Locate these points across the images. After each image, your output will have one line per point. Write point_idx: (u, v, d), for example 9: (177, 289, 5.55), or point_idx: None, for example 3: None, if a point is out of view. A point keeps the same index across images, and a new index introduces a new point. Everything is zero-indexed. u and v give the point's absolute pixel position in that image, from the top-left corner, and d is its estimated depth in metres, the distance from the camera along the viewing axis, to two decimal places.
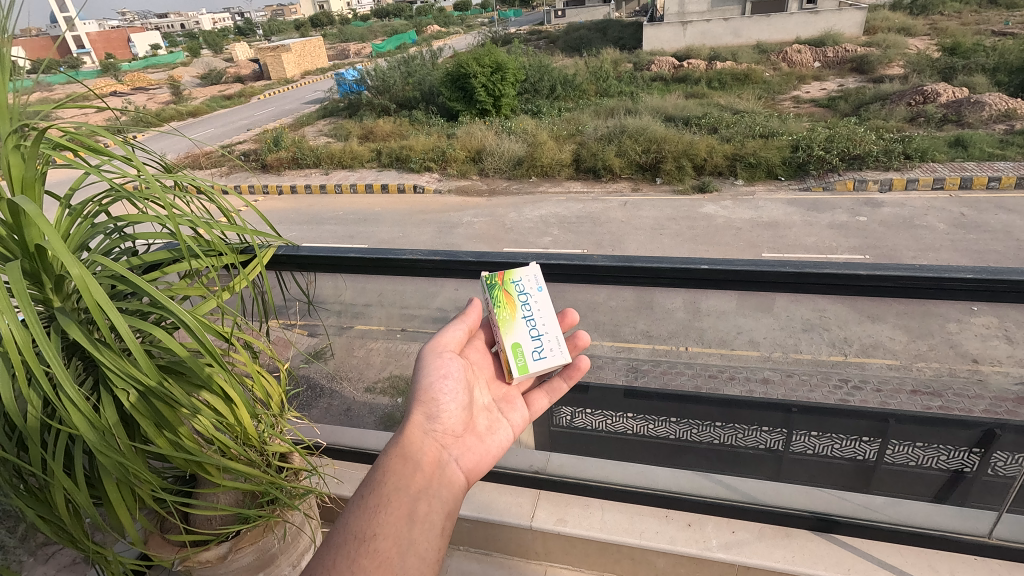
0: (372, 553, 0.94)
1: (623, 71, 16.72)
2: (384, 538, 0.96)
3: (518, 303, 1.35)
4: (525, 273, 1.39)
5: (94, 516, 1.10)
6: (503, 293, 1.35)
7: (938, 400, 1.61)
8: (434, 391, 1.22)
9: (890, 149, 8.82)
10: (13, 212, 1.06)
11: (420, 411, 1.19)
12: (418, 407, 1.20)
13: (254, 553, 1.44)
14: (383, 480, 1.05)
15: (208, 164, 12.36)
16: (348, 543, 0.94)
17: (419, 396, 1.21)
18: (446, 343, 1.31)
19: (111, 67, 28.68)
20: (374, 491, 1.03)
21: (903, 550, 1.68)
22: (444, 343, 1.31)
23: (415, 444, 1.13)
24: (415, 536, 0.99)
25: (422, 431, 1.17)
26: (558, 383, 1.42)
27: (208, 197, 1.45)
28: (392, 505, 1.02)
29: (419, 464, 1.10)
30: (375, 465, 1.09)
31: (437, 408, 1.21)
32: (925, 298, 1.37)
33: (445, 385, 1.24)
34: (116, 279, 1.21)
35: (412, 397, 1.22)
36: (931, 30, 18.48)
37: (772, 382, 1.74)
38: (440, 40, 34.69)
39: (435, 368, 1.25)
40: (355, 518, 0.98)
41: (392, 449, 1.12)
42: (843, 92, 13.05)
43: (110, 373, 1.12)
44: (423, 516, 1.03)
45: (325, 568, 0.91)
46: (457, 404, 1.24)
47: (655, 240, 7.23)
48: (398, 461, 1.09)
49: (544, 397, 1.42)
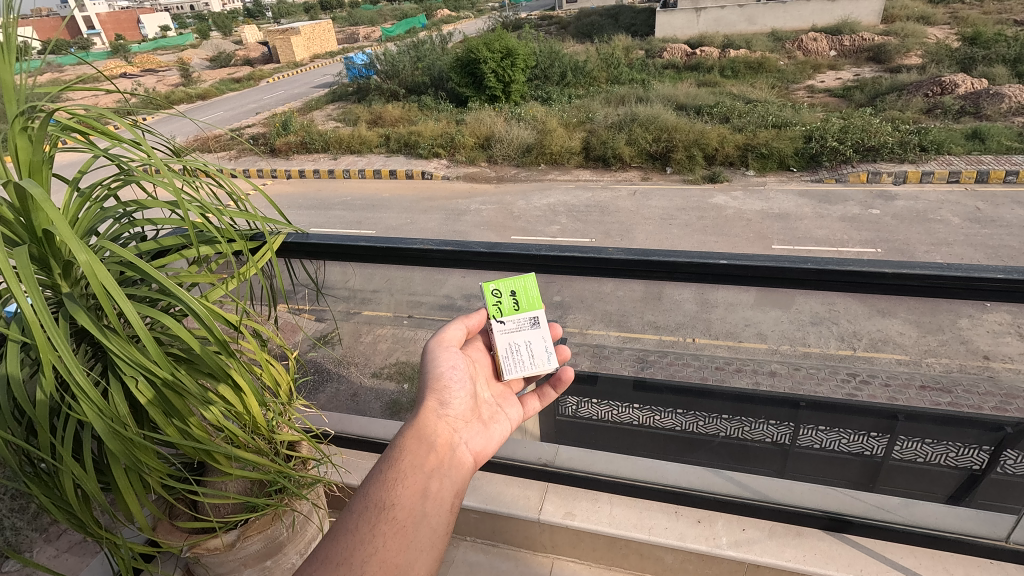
0: (391, 520, 0.92)
1: (635, 59, 16.49)
2: (401, 508, 0.94)
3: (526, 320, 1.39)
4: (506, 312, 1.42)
5: (102, 504, 1.09)
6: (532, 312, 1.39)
7: (948, 396, 1.65)
8: (434, 372, 1.20)
9: (906, 142, 8.66)
10: (21, 196, 1.06)
11: (430, 395, 1.16)
12: (431, 393, 1.16)
13: (262, 541, 1.45)
14: (399, 456, 1.02)
15: (217, 148, 12.37)
16: (369, 510, 0.93)
17: (430, 382, 1.17)
18: (442, 340, 1.25)
19: (122, 51, 28.56)
20: (391, 465, 1.01)
21: (919, 551, 1.65)
22: (446, 337, 1.25)
23: (428, 426, 1.10)
24: (428, 510, 0.96)
25: (435, 415, 1.12)
26: (547, 390, 1.38)
27: (218, 182, 1.42)
28: (407, 481, 0.99)
29: (433, 445, 1.07)
30: (389, 441, 1.06)
31: (446, 393, 1.18)
32: (953, 297, 1.34)
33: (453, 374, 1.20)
34: (124, 266, 1.20)
35: (423, 384, 1.19)
36: (951, 19, 18.05)
37: (779, 375, 1.80)
38: (449, 24, 34.29)
39: (433, 355, 1.22)
40: (373, 488, 0.96)
41: (407, 429, 1.08)
42: (859, 82, 12.81)
43: (118, 358, 1.11)
44: (437, 492, 1.00)
45: (348, 531, 0.90)
46: (464, 394, 1.20)
47: (664, 230, 7.17)
48: (413, 440, 1.06)
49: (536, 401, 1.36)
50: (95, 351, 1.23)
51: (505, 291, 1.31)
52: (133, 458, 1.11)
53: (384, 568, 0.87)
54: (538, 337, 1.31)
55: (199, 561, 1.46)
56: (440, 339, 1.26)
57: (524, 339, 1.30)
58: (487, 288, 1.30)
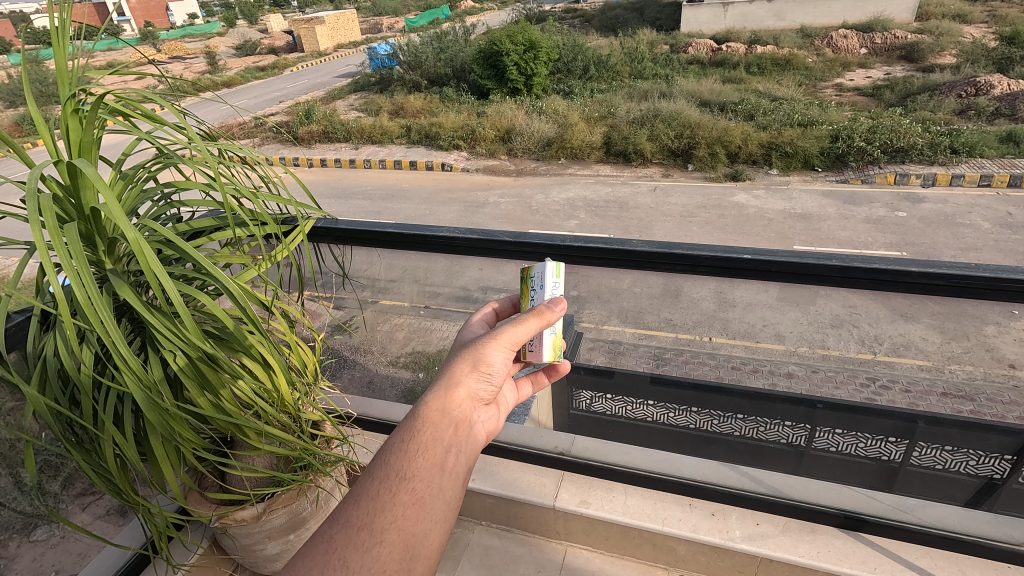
0: (410, 490, 0.91)
1: (659, 53, 16.27)
2: (420, 479, 0.92)
3: (530, 298, 1.30)
4: (540, 275, 1.26)
5: (141, 471, 1.16)
6: (524, 288, 1.32)
7: (970, 404, 1.69)
8: (482, 354, 1.08)
9: (936, 143, 8.45)
10: (72, 174, 1.12)
11: (467, 372, 1.06)
12: (468, 369, 1.07)
13: (287, 515, 1.52)
14: (421, 427, 0.98)
15: (242, 134, 12.53)
16: (390, 478, 0.91)
17: (469, 365, 1.07)
18: (508, 338, 1.09)
19: (149, 36, 28.85)
20: (412, 436, 0.97)
21: (932, 552, 1.63)
22: (521, 337, 1.10)
23: (454, 398, 1.02)
24: (444, 484, 0.94)
25: (465, 393, 1.04)
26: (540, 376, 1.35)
27: (253, 166, 1.46)
28: (426, 453, 0.95)
29: (456, 418, 1.01)
30: (412, 409, 1.01)
31: (483, 371, 1.08)
32: (979, 297, 1.32)
33: (498, 360, 1.09)
34: (165, 244, 1.26)
35: (464, 362, 1.08)
36: (990, 18, 17.51)
37: (795, 376, 1.87)
38: (472, 15, 34.18)
39: (490, 340, 1.09)
40: (395, 457, 0.94)
41: (432, 399, 1.02)
42: (890, 80, 12.50)
43: (159, 334, 1.16)
44: (453, 466, 0.96)
45: (369, 496, 0.89)
46: (500, 380, 1.10)
47: (684, 227, 7.12)
48: (437, 411, 1.00)
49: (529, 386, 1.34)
50: (136, 326, 1.29)
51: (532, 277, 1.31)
52: (168, 427, 1.17)
53: (402, 538, 0.86)
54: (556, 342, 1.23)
55: (224, 532, 1.53)
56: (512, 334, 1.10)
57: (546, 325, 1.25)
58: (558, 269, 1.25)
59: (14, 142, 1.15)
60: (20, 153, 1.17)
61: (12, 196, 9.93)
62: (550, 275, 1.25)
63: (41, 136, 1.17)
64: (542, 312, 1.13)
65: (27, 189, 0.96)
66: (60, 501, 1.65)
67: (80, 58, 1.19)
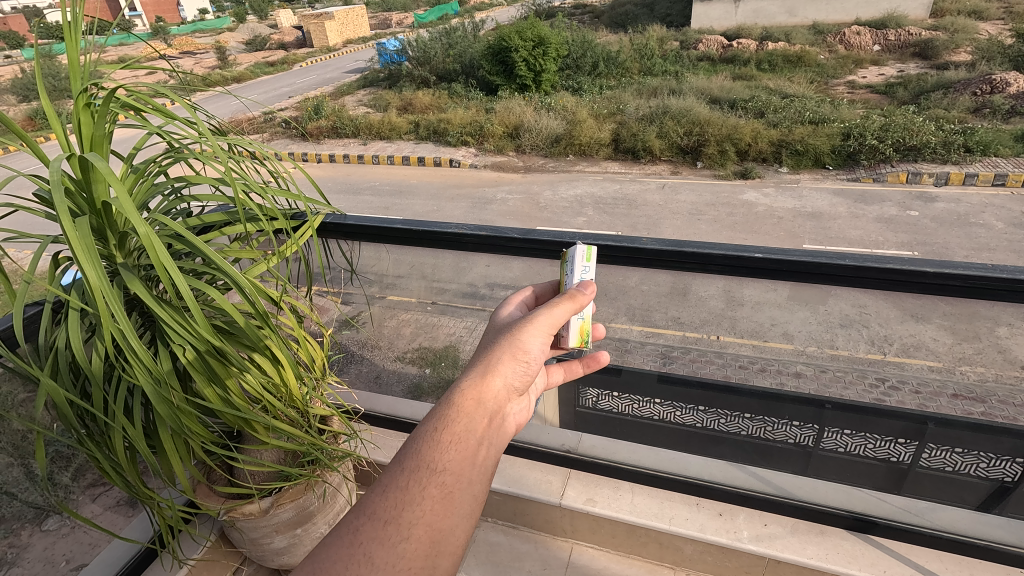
0: (440, 484, 0.90)
1: (669, 50, 16.13)
2: (449, 472, 0.92)
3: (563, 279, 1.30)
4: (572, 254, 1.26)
5: (149, 463, 1.17)
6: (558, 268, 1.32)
7: (980, 405, 1.66)
8: (520, 339, 1.07)
9: (950, 141, 8.34)
10: (83, 169, 1.12)
11: (503, 359, 1.05)
12: (506, 354, 1.06)
13: (294, 509, 1.54)
14: (456, 417, 0.98)
15: (252, 130, 12.61)
16: (420, 471, 0.91)
17: (507, 353, 1.06)
18: (544, 322, 1.08)
19: (160, 32, 28.98)
20: (445, 426, 0.96)
21: (943, 556, 1.62)
22: (556, 321, 1.10)
23: (489, 388, 1.02)
24: (474, 478, 0.93)
25: (501, 384, 1.03)
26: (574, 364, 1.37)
27: (263, 161, 1.45)
28: (458, 445, 0.95)
29: (490, 409, 1.00)
30: (447, 397, 1.00)
31: (520, 356, 1.07)
32: (993, 298, 1.31)
33: (533, 346, 1.08)
34: (176, 239, 1.27)
35: (501, 350, 1.06)
36: (1006, 14, 17.26)
37: (804, 375, 1.83)
38: (481, 11, 34.11)
39: (526, 324, 1.08)
40: (425, 448, 0.94)
41: (469, 387, 1.01)
42: (903, 78, 12.35)
43: (171, 327, 1.16)
44: (484, 459, 0.96)
45: (398, 488, 0.89)
46: (536, 369, 1.09)
47: (692, 225, 7.09)
48: (472, 401, 0.99)
49: (560, 372, 1.34)
50: (146, 320, 1.30)
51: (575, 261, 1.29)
52: (178, 421, 1.18)
53: (427, 533, 0.86)
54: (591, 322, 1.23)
55: (233, 524, 1.54)
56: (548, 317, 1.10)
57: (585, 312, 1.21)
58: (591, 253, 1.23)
59: (26, 135, 1.16)
60: (32, 146, 1.18)
61: (26, 190, 10.04)
62: (581, 258, 1.23)
63: (53, 129, 1.18)
64: (575, 297, 1.12)
65: (48, 183, 0.97)
66: (70, 492, 1.66)
67: (92, 52, 1.20)
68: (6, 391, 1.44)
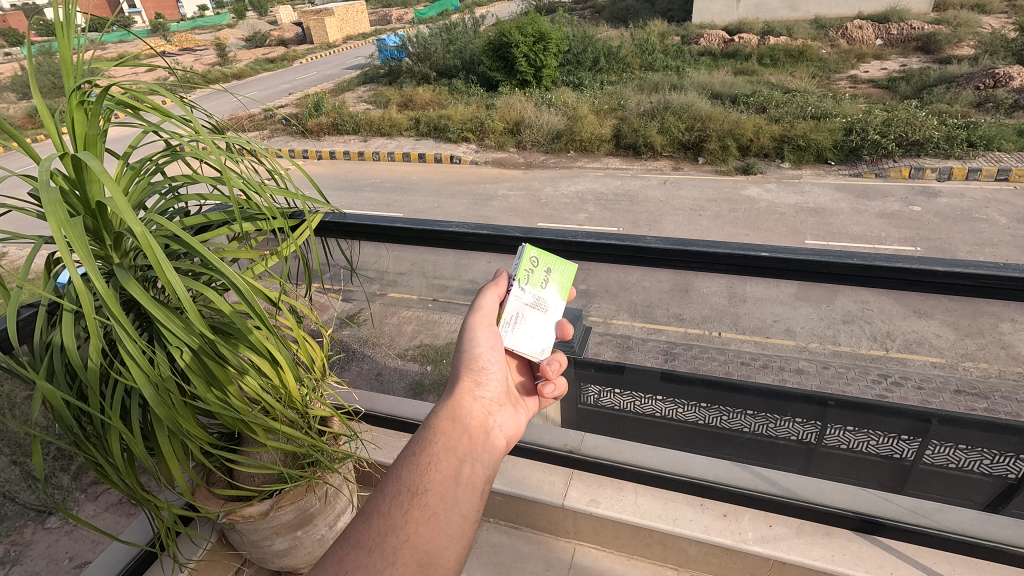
0: (423, 505, 0.93)
1: (669, 45, 16.03)
2: (433, 493, 0.95)
3: None
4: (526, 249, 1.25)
5: (148, 466, 1.15)
6: None
7: (983, 402, 1.56)
8: (467, 348, 1.18)
9: (953, 136, 8.30)
10: (77, 168, 1.10)
11: (465, 376, 1.15)
12: (466, 372, 1.16)
13: (295, 511, 1.52)
14: (434, 437, 1.04)
15: (251, 127, 12.56)
16: (401, 495, 0.93)
17: (463, 362, 1.17)
18: (474, 319, 1.19)
19: (160, 28, 28.84)
20: (424, 448, 1.01)
21: (951, 558, 1.62)
22: (490, 315, 1.20)
23: (462, 407, 1.10)
24: (459, 496, 0.97)
25: (468, 395, 1.12)
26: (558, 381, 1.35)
27: (259, 159, 1.41)
28: (440, 465, 0.99)
29: (467, 426, 1.08)
30: (424, 421, 1.07)
31: (479, 368, 1.17)
32: (1004, 297, 1.30)
33: (485, 352, 1.18)
34: (172, 239, 1.24)
35: (458, 362, 1.18)
36: (1010, 8, 17.16)
37: (806, 372, 1.71)
38: (481, 6, 33.94)
39: (470, 332, 1.19)
40: (407, 471, 0.97)
41: (442, 409, 1.09)
42: (906, 72, 12.28)
43: (165, 329, 1.15)
44: (469, 477, 1.00)
45: (381, 514, 0.90)
46: (497, 371, 1.18)
47: (694, 221, 7.05)
48: (447, 421, 1.06)
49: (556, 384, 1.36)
50: (144, 321, 1.29)
51: (541, 264, 1.22)
52: (176, 424, 1.17)
53: (415, 555, 0.87)
54: (548, 323, 1.22)
55: (233, 526, 1.53)
56: (482, 316, 1.21)
57: (534, 316, 1.21)
58: (527, 250, 1.21)
59: (18, 133, 1.14)
60: (24, 144, 1.16)
61: (22, 190, 9.97)
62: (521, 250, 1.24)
63: (46, 128, 1.15)
64: (497, 286, 1.24)
65: (36, 182, 0.95)
66: (71, 492, 1.64)
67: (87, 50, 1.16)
68: (7, 390, 1.41)
